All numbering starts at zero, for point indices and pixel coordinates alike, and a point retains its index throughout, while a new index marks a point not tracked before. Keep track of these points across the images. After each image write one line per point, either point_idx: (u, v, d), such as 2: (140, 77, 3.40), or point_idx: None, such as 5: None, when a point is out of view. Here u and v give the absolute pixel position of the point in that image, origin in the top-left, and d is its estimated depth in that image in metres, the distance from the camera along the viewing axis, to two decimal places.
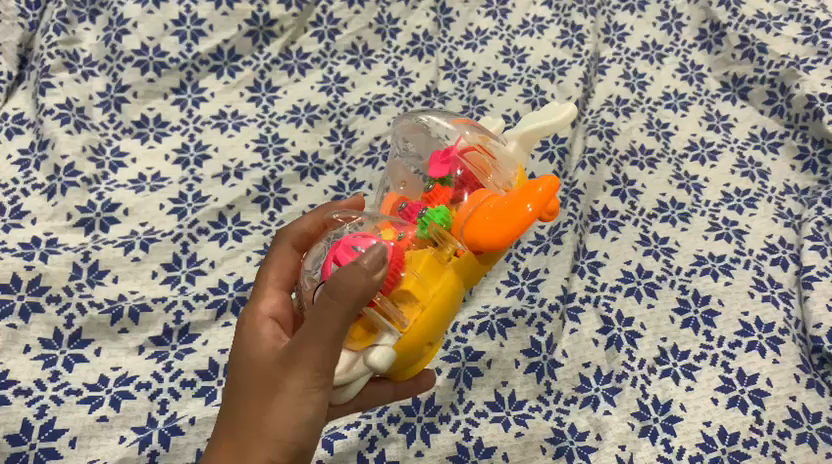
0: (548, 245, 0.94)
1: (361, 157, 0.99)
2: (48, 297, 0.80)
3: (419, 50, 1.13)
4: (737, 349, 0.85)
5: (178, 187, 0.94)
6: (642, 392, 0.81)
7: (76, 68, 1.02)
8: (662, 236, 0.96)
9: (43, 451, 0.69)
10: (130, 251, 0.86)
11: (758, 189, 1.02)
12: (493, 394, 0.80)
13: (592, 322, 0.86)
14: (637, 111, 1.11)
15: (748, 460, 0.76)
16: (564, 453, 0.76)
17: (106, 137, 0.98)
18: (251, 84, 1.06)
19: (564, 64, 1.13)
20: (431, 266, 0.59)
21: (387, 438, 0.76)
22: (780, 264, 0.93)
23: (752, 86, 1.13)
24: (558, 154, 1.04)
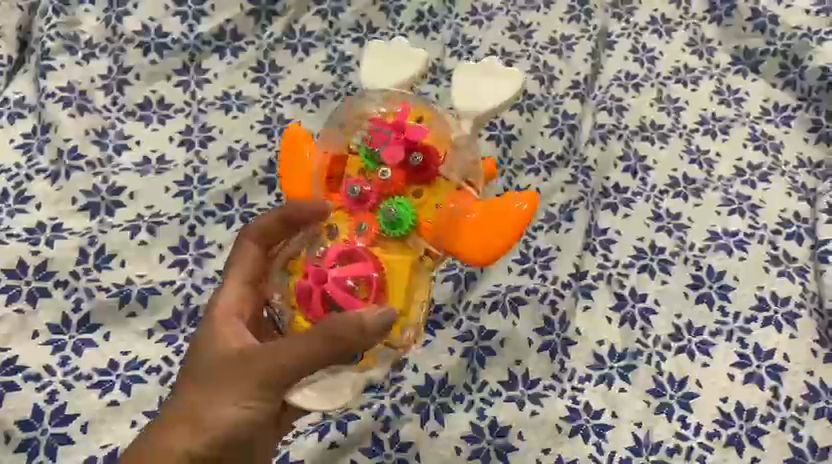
0: (559, 223, 0.91)
1: None
2: (56, 282, 0.79)
3: (424, 27, 1.11)
4: (753, 324, 0.84)
5: (183, 170, 0.92)
6: (658, 369, 0.80)
7: (77, 50, 1.00)
8: (675, 212, 0.94)
9: (55, 437, 0.70)
10: (136, 235, 0.84)
11: (773, 163, 1.00)
12: (507, 373, 0.79)
13: (606, 299, 0.85)
14: (648, 86, 1.09)
15: (766, 435, 0.76)
16: (580, 432, 0.76)
17: (109, 120, 0.96)
18: (254, 65, 1.05)
19: (572, 40, 1.12)
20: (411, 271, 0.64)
21: (401, 419, 0.75)
22: (796, 238, 0.92)
23: (764, 59, 1.11)
24: (567, 130, 1.01)
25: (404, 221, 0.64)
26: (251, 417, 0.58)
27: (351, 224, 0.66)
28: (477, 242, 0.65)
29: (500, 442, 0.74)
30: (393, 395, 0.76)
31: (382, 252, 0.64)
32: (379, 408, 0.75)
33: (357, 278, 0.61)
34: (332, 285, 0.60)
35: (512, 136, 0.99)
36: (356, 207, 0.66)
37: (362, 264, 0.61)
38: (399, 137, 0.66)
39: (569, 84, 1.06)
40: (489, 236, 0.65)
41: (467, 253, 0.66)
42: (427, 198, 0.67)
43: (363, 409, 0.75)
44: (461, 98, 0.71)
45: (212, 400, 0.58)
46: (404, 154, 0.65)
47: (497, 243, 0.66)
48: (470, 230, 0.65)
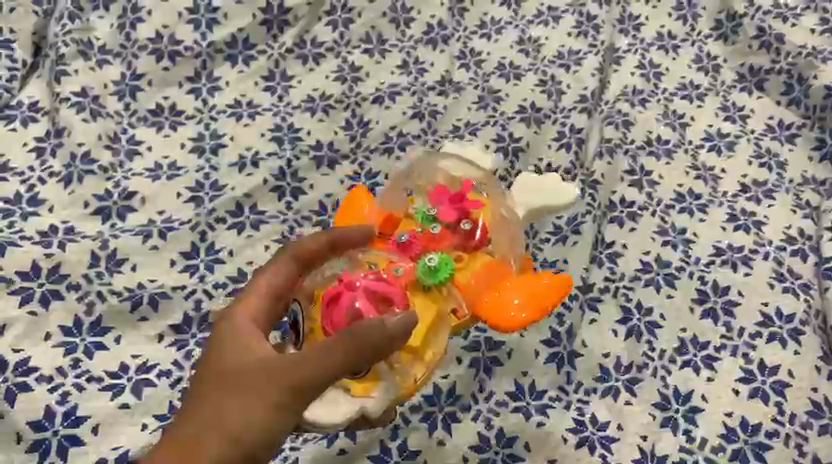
0: (566, 235, 0.92)
1: (377, 146, 1.00)
2: (68, 285, 0.78)
3: (433, 39, 1.13)
4: (758, 340, 0.84)
5: (195, 176, 0.93)
6: (662, 382, 0.81)
7: (91, 56, 1.01)
8: (680, 227, 0.95)
9: (66, 438, 0.69)
10: (148, 239, 0.84)
11: (776, 180, 1.02)
12: (513, 384, 0.79)
13: (612, 312, 0.86)
14: (653, 102, 1.10)
15: (771, 451, 0.76)
16: (586, 443, 0.76)
17: (121, 125, 0.97)
18: (265, 74, 1.06)
19: (580, 54, 1.14)
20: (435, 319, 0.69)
21: (410, 427, 0.75)
22: (800, 255, 0.93)
23: (769, 77, 1.12)
24: (575, 144, 1.02)
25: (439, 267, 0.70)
26: (280, 421, 0.54)
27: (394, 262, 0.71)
28: (502, 309, 0.72)
29: (508, 452, 0.74)
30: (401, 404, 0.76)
31: (413, 294, 0.70)
32: None
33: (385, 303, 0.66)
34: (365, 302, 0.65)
35: (520, 149, 1.01)
36: (401, 252, 0.73)
37: (391, 291, 0.66)
38: (458, 204, 0.76)
39: (576, 99, 1.08)
40: (508, 305, 0.72)
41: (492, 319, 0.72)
42: (466, 263, 0.74)
43: None
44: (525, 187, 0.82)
45: (242, 409, 0.53)
46: (457, 218, 0.75)
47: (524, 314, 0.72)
48: (499, 301, 0.72)
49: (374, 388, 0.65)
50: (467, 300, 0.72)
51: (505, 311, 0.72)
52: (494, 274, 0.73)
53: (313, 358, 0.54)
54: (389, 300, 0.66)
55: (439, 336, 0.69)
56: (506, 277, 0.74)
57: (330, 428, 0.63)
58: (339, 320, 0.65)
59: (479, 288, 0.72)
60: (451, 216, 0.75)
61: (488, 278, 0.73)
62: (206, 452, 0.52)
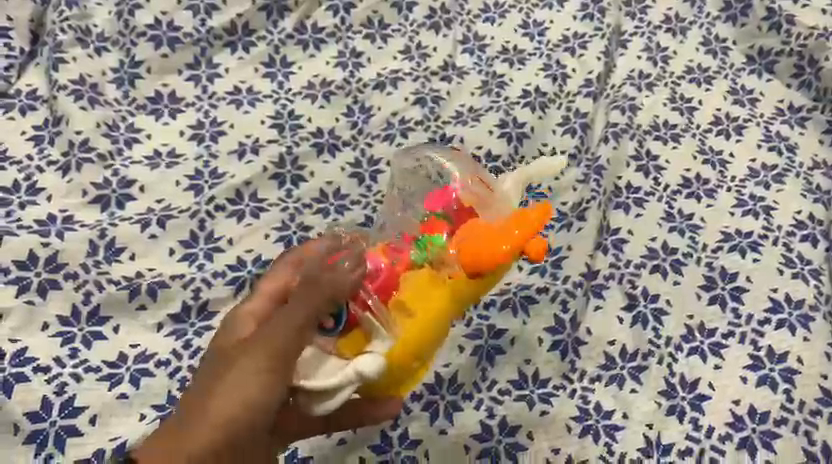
0: (571, 221, 0.91)
1: (379, 132, 0.99)
2: (66, 274, 0.77)
3: (436, 24, 1.12)
4: (766, 327, 0.83)
5: (194, 164, 0.92)
6: (669, 370, 0.79)
7: (89, 43, 1.00)
8: (687, 213, 0.94)
9: (64, 429, 0.67)
10: (147, 228, 0.83)
11: (787, 164, 1.00)
12: (516, 372, 0.78)
13: (617, 299, 0.85)
14: (661, 86, 1.08)
15: (779, 439, 0.74)
16: (590, 432, 0.74)
17: (120, 113, 0.96)
18: (266, 60, 1.05)
19: (585, 38, 1.12)
20: (425, 274, 0.59)
21: (410, 417, 0.74)
22: (810, 240, 0.91)
23: (779, 59, 1.11)
24: (579, 128, 1.01)
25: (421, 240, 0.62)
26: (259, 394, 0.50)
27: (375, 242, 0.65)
28: (492, 245, 0.61)
29: (509, 442, 0.73)
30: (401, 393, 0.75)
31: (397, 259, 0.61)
32: None
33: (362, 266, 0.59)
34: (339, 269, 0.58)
35: (524, 135, 0.99)
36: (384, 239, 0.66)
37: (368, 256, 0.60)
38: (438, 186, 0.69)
39: (581, 83, 1.06)
40: (498, 239, 0.61)
41: (485, 257, 0.60)
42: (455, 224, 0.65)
43: None
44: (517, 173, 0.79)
45: (220, 389, 0.50)
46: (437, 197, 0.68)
47: (514, 242, 0.61)
48: (488, 236, 0.61)
49: (365, 346, 0.55)
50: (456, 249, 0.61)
51: (495, 247, 0.61)
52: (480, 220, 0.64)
53: (274, 325, 0.52)
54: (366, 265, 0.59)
55: (432, 290, 0.59)
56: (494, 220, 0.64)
57: (324, 396, 0.53)
58: None
59: (466, 234, 0.62)
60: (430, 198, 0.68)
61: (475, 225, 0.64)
62: (187, 436, 0.48)
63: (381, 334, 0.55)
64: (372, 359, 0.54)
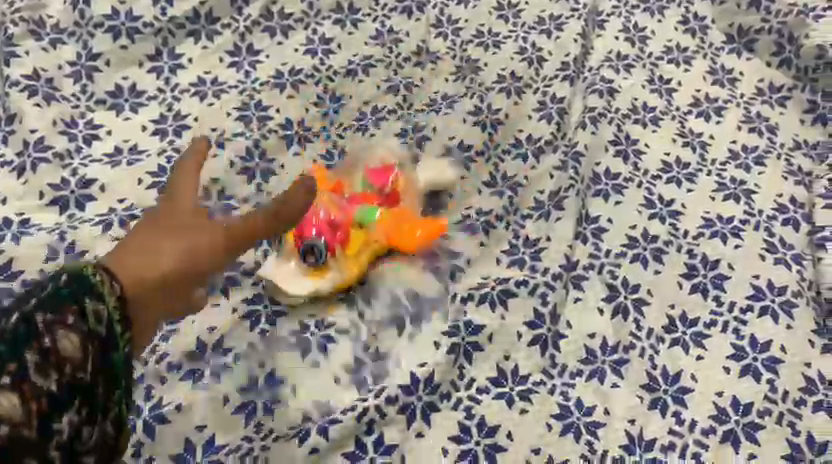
0: (549, 211, 0.88)
1: (350, 123, 0.96)
2: (22, 282, 0.73)
3: (408, 8, 1.09)
4: (749, 314, 0.81)
5: (156, 160, 0.88)
6: (651, 362, 0.77)
7: (43, 36, 0.96)
8: (668, 198, 0.92)
9: None
10: (109, 230, 0.79)
11: (768, 145, 0.98)
12: (495, 370, 0.75)
13: (597, 290, 0.83)
14: (639, 67, 1.06)
15: (763, 431, 0.73)
16: (572, 430, 0.72)
17: (79, 109, 0.92)
18: (231, 49, 1.01)
19: (561, 19, 1.10)
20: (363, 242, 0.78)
21: (385, 421, 0.70)
22: (791, 224, 0.89)
23: (758, 37, 1.09)
24: (556, 114, 0.98)
25: (371, 209, 0.79)
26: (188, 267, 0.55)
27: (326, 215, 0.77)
28: (422, 233, 0.82)
29: (488, 442, 0.70)
30: (377, 396, 0.71)
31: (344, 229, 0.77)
32: (362, 410, 0.70)
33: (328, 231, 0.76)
34: (319, 224, 0.76)
35: (500, 120, 0.96)
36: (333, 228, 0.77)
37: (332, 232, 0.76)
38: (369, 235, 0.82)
39: (558, 66, 1.04)
40: (414, 221, 0.82)
41: (411, 240, 0.81)
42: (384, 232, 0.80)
43: (345, 412, 0.69)
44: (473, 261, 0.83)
45: (147, 250, 0.54)
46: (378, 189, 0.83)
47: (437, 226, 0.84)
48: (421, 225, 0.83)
49: (324, 275, 0.76)
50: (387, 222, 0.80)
51: (424, 236, 0.82)
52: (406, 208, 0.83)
53: (191, 253, 0.56)
54: (330, 221, 0.76)
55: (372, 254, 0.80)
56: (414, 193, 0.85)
57: (293, 299, 0.76)
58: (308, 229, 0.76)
59: (397, 218, 0.81)
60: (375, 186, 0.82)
61: (402, 218, 0.82)
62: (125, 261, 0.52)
63: (336, 270, 0.76)
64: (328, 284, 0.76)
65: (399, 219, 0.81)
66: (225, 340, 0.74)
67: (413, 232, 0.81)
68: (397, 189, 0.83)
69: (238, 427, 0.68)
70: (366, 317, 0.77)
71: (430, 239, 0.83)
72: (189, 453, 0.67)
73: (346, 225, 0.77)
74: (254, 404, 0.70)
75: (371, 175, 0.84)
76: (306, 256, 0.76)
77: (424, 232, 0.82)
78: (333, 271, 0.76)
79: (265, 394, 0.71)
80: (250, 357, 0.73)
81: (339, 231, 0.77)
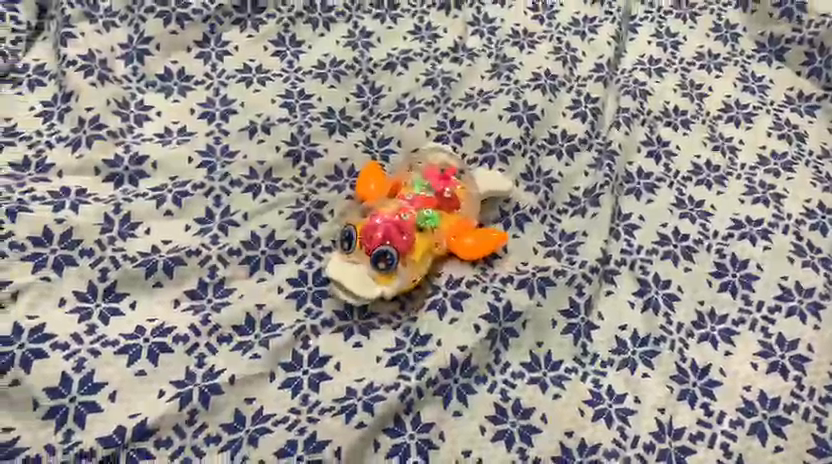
0: (584, 207, 0.91)
1: (390, 114, 0.98)
2: (81, 251, 0.77)
3: (447, 5, 1.11)
4: (777, 313, 0.83)
5: (205, 140, 0.91)
6: (680, 355, 0.80)
7: (96, 18, 0.99)
8: (698, 199, 0.94)
9: (84, 405, 0.67)
10: (162, 205, 0.83)
11: (796, 152, 1.00)
12: (529, 355, 0.78)
13: (628, 284, 0.85)
14: (670, 72, 1.08)
15: (789, 425, 0.75)
16: (603, 416, 0.74)
17: (130, 90, 0.95)
18: (275, 38, 1.04)
19: (595, 22, 1.12)
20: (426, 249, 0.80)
21: (423, 401, 0.72)
22: (819, 229, 0.91)
23: (789, 47, 1.11)
24: (590, 113, 1.00)
25: (434, 216, 0.81)
26: None
27: (395, 225, 0.79)
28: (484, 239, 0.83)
29: (524, 424, 0.73)
30: (419, 377, 0.73)
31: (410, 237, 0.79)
32: (404, 389, 0.72)
33: (395, 238, 0.78)
34: (386, 233, 0.78)
35: (535, 117, 0.98)
36: (402, 235, 0.78)
37: (399, 239, 0.78)
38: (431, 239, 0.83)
39: (591, 67, 1.06)
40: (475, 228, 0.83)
41: (475, 249, 0.82)
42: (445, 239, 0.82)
43: (389, 391, 0.71)
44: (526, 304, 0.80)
45: None
46: (441, 194, 0.84)
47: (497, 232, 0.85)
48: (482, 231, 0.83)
49: (392, 280, 0.78)
50: (448, 231, 0.82)
51: (488, 243, 0.83)
52: (466, 216, 0.85)
53: None
54: (397, 230, 0.78)
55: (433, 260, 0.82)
56: (473, 200, 0.87)
57: (359, 300, 0.77)
58: (376, 238, 0.78)
59: (459, 226, 0.83)
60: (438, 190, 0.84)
61: (464, 227, 0.83)
62: None
63: (402, 275, 0.78)
64: (394, 288, 0.78)
65: (460, 227, 0.83)
66: (272, 317, 0.77)
67: (475, 240, 0.82)
68: (458, 195, 0.85)
69: (286, 399, 0.71)
70: (407, 307, 0.80)
71: (492, 243, 0.83)
72: (239, 422, 0.69)
73: (411, 234, 0.79)
74: (299, 378, 0.73)
75: (432, 177, 0.86)
76: (378, 262, 0.77)
77: (483, 234, 0.83)
78: (399, 278, 0.78)
79: (310, 369, 0.73)
80: (296, 332, 0.75)
81: (406, 239, 0.78)
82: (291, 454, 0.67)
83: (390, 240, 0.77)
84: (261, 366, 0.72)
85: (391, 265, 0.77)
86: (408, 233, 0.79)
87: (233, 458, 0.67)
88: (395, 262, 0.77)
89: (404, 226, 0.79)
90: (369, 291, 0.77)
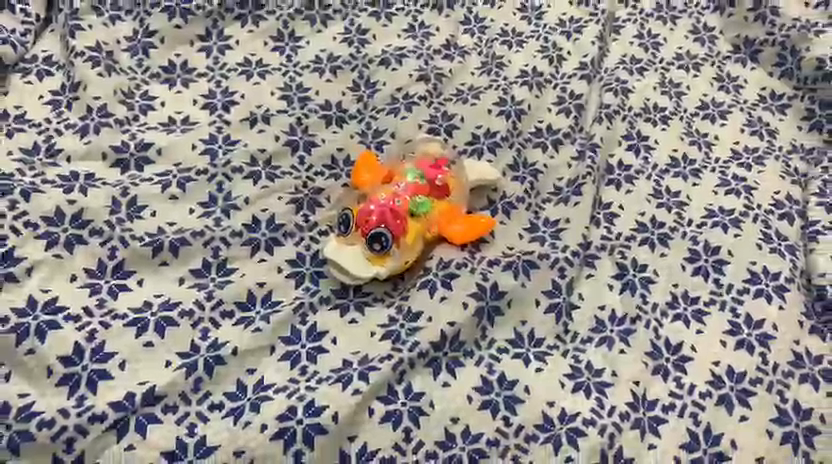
0: (568, 196, 0.96)
1: (384, 107, 1.03)
2: (91, 230, 0.81)
3: (439, 5, 1.16)
4: (745, 296, 0.89)
5: (208, 129, 0.95)
6: (655, 333, 0.85)
7: (103, 13, 1.04)
8: (674, 190, 0.99)
9: (96, 373, 0.71)
10: (167, 189, 0.87)
11: (767, 148, 1.06)
12: (513, 333, 0.83)
13: (608, 268, 0.91)
14: (651, 71, 1.14)
15: (754, 397, 0.80)
16: (582, 387, 0.79)
17: (135, 81, 0.99)
18: (275, 34, 1.09)
19: (580, 22, 1.17)
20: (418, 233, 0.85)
21: (414, 372, 0.77)
22: (787, 218, 0.97)
23: (763, 49, 1.17)
24: (574, 109, 1.06)
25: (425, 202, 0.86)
26: None
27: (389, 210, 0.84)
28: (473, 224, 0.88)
29: (508, 394, 0.77)
30: (410, 349, 0.78)
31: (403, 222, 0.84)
32: (397, 360, 0.77)
33: (389, 222, 0.83)
34: (380, 217, 0.83)
35: (522, 111, 1.04)
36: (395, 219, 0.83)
37: (392, 223, 0.83)
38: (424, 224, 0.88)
39: (577, 66, 1.11)
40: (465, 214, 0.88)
41: (464, 234, 0.87)
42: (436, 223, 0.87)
43: (383, 361, 0.76)
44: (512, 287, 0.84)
45: None
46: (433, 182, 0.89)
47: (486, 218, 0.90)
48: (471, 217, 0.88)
49: (385, 261, 0.83)
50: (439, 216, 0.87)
51: (477, 228, 0.88)
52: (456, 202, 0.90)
53: None
54: (391, 214, 0.83)
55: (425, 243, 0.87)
56: (463, 188, 0.92)
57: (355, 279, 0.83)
58: (371, 222, 0.83)
59: (449, 211, 0.88)
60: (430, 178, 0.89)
61: (454, 212, 0.88)
62: None
63: (395, 257, 0.83)
64: (387, 269, 0.83)
65: (451, 213, 0.88)
66: (272, 295, 0.82)
67: (464, 225, 0.87)
68: (449, 183, 0.90)
69: (285, 370, 0.76)
70: (398, 288, 0.86)
71: (482, 228, 0.88)
72: (241, 391, 0.73)
73: (405, 219, 0.84)
74: (298, 351, 0.77)
75: (425, 166, 0.91)
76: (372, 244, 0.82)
77: (471, 220, 0.88)
78: (392, 259, 0.83)
79: (308, 343, 0.78)
80: (296, 309, 0.80)
81: (399, 223, 0.83)
82: (291, 418, 0.71)
83: (384, 224, 0.83)
84: (263, 340, 0.77)
85: (384, 247, 0.82)
86: (400, 217, 0.84)
87: (237, 421, 0.70)
88: (388, 244, 0.82)
89: (398, 211, 0.84)
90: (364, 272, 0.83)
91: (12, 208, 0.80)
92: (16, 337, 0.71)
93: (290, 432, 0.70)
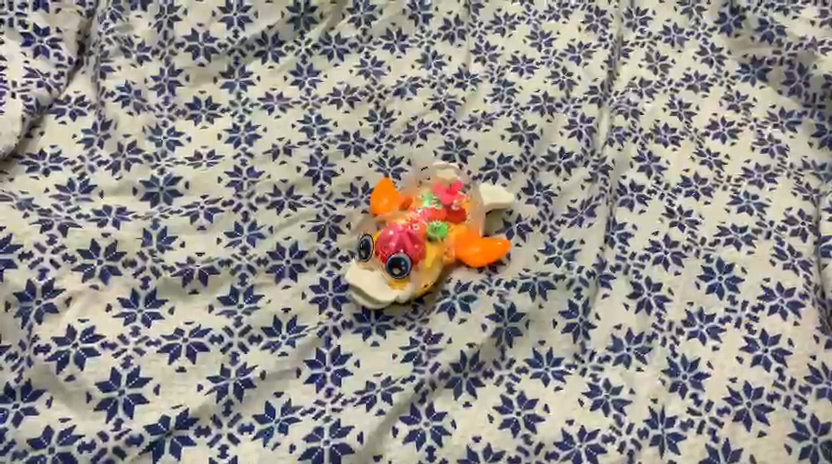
0: (581, 218, 0.98)
1: (400, 135, 1.06)
2: (125, 262, 0.85)
3: (450, 35, 1.20)
4: (760, 312, 0.90)
5: (232, 162, 0.99)
6: (671, 350, 0.87)
7: (131, 53, 1.08)
8: (687, 209, 1.01)
9: (132, 397, 0.75)
10: (195, 220, 0.92)
11: (778, 165, 1.08)
12: (531, 352, 0.85)
13: (623, 287, 0.92)
14: (660, 92, 1.17)
15: (772, 412, 0.81)
16: (601, 405, 0.81)
17: (162, 118, 1.04)
18: (294, 69, 1.13)
19: (590, 47, 1.21)
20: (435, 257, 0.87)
21: (436, 391, 0.80)
22: (800, 235, 0.99)
23: (771, 68, 1.19)
24: (585, 132, 1.08)
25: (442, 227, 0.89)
26: None
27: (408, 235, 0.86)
28: (489, 249, 0.90)
29: (528, 413, 0.79)
30: (432, 370, 0.80)
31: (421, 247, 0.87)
32: (419, 381, 0.79)
33: (408, 247, 0.85)
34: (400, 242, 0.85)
35: (535, 136, 1.07)
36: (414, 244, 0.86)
37: (411, 248, 0.85)
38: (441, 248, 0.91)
39: (586, 90, 1.14)
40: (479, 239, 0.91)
41: (479, 259, 0.89)
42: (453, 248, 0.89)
43: (405, 382, 0.79)
44: (527, 308, 0.86)
45: None
46: (450, 207, 0.92)
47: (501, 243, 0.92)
48: (487, 242, 0.91)
49: (404, 286, 0.86)
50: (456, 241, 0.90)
51: (492, 253, 0.90)
52: (472, 227, 0.93)
53: None
54: (410, 241, 0.86)
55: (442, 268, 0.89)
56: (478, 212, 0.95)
57: (376, 304, 0.85)
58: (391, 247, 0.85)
59: (464, 236, 0.91)
60: (446, 203, 0.92)
61: (470, 237, 0.91)
62: None
63: (413, 281, 0.86)
64: (404, 294, 0.86)
65: (467, 239, 0.91)
66: (297, 320, 0.85)
67: (479, 251, 0.90)
68: (465, 209, 0.93)
69: (310, 392, 0.79)
70: (419, 310, 0.88)
71: (497, 253, 0.90)
72: (269, 413, 0.77)
73: (423, 244, 0.87)
74: (323, 374, 0.81)
75: (441, 191, 0.93)
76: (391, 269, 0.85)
77: (487, 245, 0.90)
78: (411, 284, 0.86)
79: (332, 366, 0.81)
80: (320, 333, 0.83)
81: (417, 248, 0.86)
82: (319, 439, 0.74)
83: (403, 249, 0.85)
84: (288, 363, 0.80)
85: (403, 272, 0.85)
86: (419, 243, 0.86)
87: (266, 444, 0.74)
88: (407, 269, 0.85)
89: (416, 237, 0.87)
90: (383, 296, 0.85)
91: (51, 242, 0.83)
92: (56, 365, 0.75)
93: (317, 452, 0.73)
